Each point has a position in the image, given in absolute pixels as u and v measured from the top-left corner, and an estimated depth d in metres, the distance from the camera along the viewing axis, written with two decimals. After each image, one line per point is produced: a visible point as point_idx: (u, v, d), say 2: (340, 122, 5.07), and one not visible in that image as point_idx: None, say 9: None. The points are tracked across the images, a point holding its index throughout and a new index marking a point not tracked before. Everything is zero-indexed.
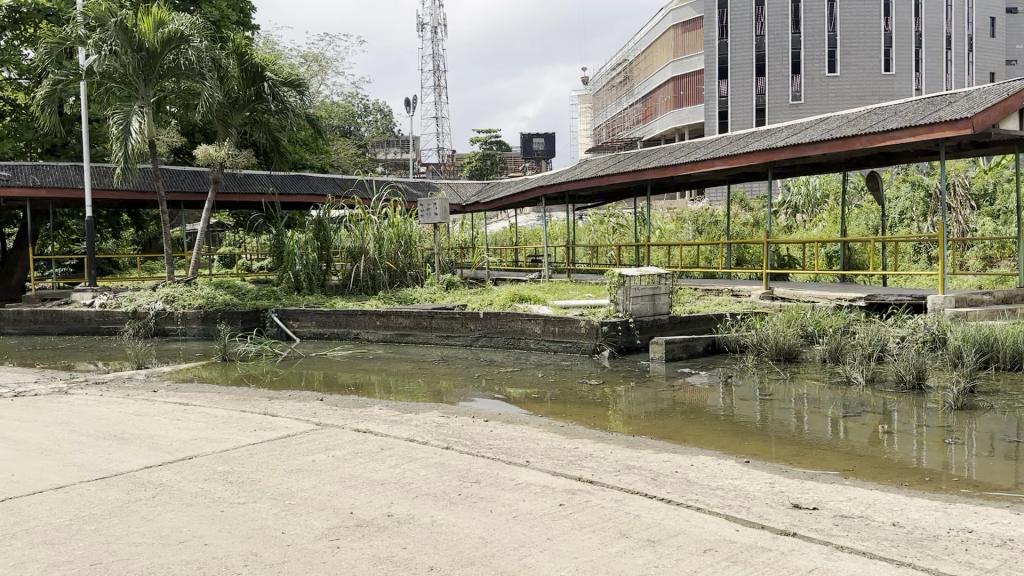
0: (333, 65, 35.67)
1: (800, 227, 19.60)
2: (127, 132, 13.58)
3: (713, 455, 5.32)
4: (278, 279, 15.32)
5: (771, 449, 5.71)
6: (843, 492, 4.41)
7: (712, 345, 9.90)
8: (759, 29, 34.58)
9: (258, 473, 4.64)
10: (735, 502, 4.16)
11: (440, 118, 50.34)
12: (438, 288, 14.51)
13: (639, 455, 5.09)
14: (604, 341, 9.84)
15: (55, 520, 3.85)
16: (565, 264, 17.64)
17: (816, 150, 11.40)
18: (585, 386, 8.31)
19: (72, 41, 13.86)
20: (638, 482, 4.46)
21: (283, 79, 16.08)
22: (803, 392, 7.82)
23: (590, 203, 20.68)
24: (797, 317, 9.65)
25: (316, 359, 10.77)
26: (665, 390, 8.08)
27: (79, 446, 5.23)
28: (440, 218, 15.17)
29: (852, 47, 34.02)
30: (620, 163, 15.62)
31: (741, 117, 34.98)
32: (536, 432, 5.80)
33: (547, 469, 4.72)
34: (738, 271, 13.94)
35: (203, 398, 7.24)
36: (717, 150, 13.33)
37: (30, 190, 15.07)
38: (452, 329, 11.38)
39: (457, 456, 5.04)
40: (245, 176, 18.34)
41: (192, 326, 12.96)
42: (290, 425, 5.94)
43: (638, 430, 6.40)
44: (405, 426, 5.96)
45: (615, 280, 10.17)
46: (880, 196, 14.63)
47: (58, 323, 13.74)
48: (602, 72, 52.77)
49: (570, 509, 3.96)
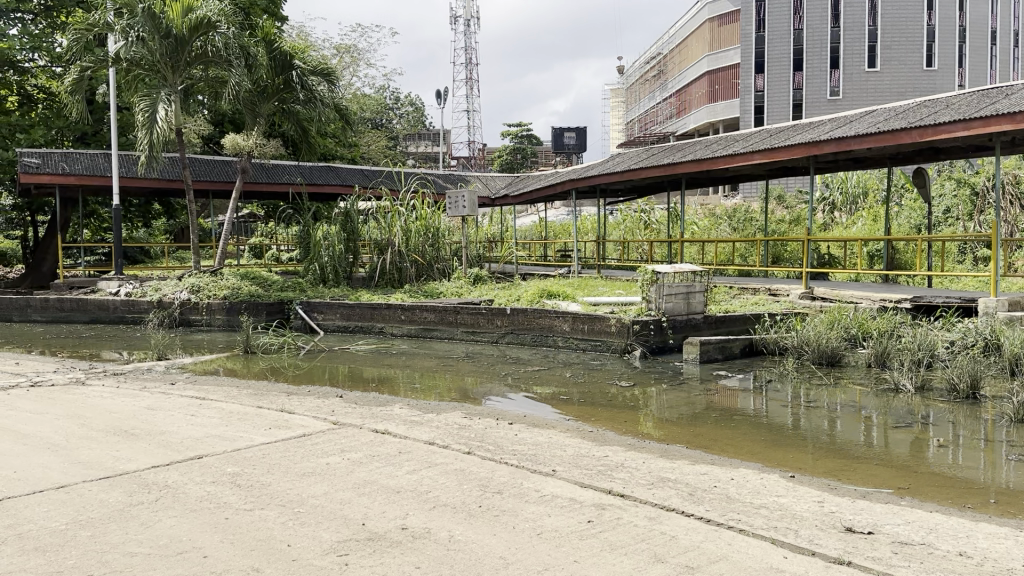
0: (364, 56, 35.61)
1: (839, 225, 18.98)
2: (152, 120, 13.44)
3: (755, 468, 4.96)
4: (304, 271, 15.25)
5: (815, 462, 5.31)
6: (900, 515, 4.05)
7: (750, 347, 9.49)
8: (797, 23, 33.74)
9: (268, 476, 4.38)
10: (781, 524, 3.82)
11: (471, 111, 50.06)
12: (464, 283, 14.26)
13: (675, 466, 4.74)
14: (635, 341, 9.43)
15: (50, 524, 3.62)
16: (596, 260, 17.22)
17: (861, 144, 10.90)
18: (614, 388, 7.95)
19: (99, 28, 13.74)
20: (674, 497, 4.12)
21: (313, 68, 15.86)
22: (848, 398, 7.42)
23: (621, 199, 20.28)
24: (840, 318, 9.25)
25: (338, 354, 10.47)
26: (699, 393, 7.70)
27: (87, 442, 5.01)
28: (468, 211, 14.88)
29: (894, 41, 32.99)
30: (654, 157, 15.18)
31: (778, 113, 34.23)
32: (564, 438, 5.46)
33: (575, 479, 4.40)
34: (776, 269, 13.51)
35: (221, 393, 7.02)
36: (755, 143, 12.85)
37: (60, 177, 15.11)
38: (479, 324, 11.08)
39: (479, 461, 4.74)
40: (274, 167, 18.18)
41: (216, 317, 12.84)
42: (307, 423, 5.68)
43: (671, 436, 6.05)
44: (426, 427, 5.67)
45: (648, 277, 9.81)
46: (927, 193, 14.00)
47: (84, 311, 13.75)
48: (636, 66, 52.16)
49: (600, 528, 3.64)
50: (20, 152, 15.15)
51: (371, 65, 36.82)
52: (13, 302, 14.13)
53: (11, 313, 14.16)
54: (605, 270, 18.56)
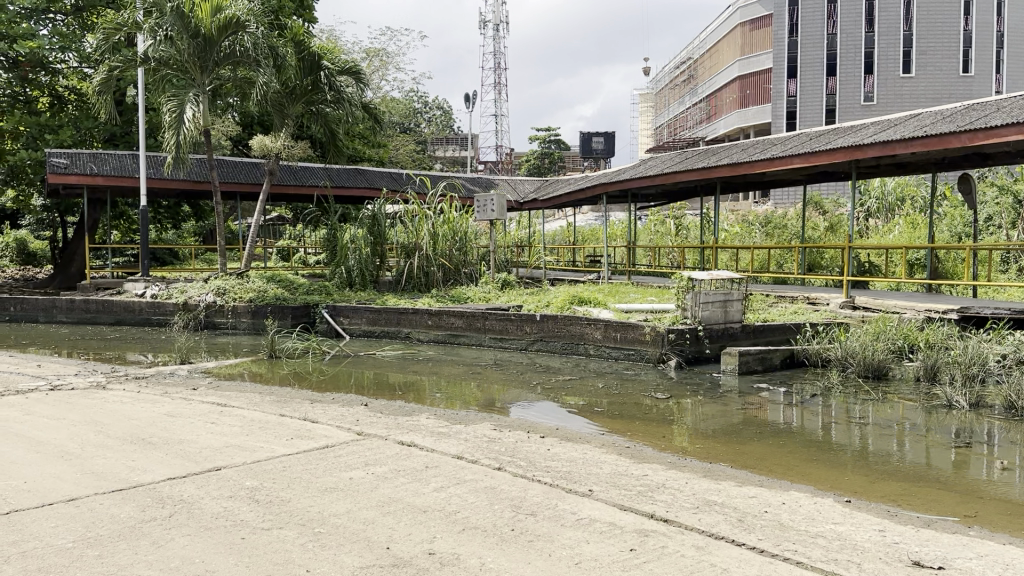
0: (393, 60, 35.61)
1: (876, 232, 18.44)
2: (180, 121, 13.37)
3: (806, 492, 4.61)
4: (331, 274, 15.12)
5: (871, 485, 4.93)
6: (972, 548, 3.69)
7: (791, 358, 9.11)
8: (831, 28, 33.10)
9: (288, 491, 4.14)
10: (842, 556, 3.49)
11: (499, 115, 49.91)
12: (492, 288, 13.97)
13: (721, 488, 4.43)
14: (670, 351, 9.10)
15: (57, 541, 3.40)
16: (626, 266, 16.83)
17: (907, 149, 10.44)
18: (647, 399, 7.61)
19: (128, 27, 13.73)
20: (722, 524, 3.81)
21: (341, 68, 15.74)
22: (896, 415, 7.00)
23: (651, 204, 19.90)
24: (886, 330, 8.86)
25: (364, 359, 10.31)
26: (736, 407, 7.34)
27: (102, 450, 4.82)
28: (496, 214, 14.61)
29: (930, 47, 32.18)
30: (688, 161, 14.79)
31: (811, 119, 33.66)
32: (599, 454, 5.17)
33: (614, 501, 4.10)
34: (813, 277, 13.04)
35: (243, 399, 6.81)
36: (795, 147, 12.39)
37: (88, 178, 15.11)
38: (507, 331, 10.83)
39: (510, 479, 4.46)
40: (302, 169, 18.15)
41: (242, 320, 12.72)
42: (330, 434, 5.44)
43: (709, 452, 5.72)
44: (453, 440, 5.41)
45: (683, 284, 9.50)
46: (973, 200, 13.45)
47: (109, 313, 13.71)
48: (666, 70, 51.77)
49: (644, 557, 3.34)
50: (48, 153, 15.17)
51: (400, 69, 36.83)
52: (39, 303, 14.12)
53: (37, 314, 14.14)
54: (635, 276, 18.22)
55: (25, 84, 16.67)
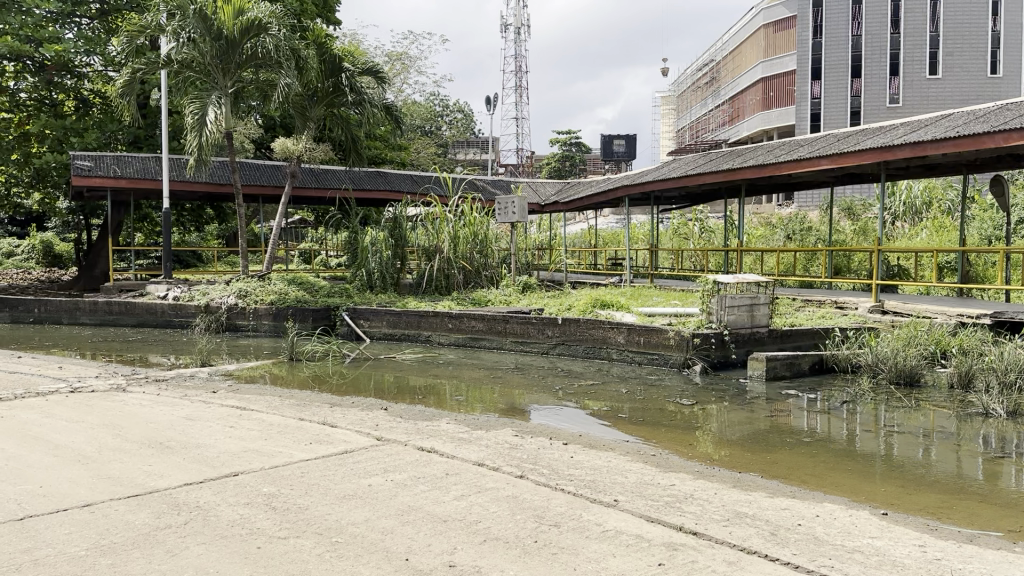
0: (414, 63, 35.67)
1: (903, 234, 18.10)
2: (202, 123, 13.41)
3: (841, 503, 4.44)
4: (352, 277, 15.07)
5: (908, 497, 4.74)
6: (1017, 565, 3.50)
7: (820, 364, 8.90)
8: (855, 29, 32.67)
9: (306, 499, 4.05)
10: (881, 574, 3.32)
11: (520, 118, 49.76)
12: (513, 291, 13.83)
13: (751, 500, 4.28)
14: (695, 355, 8.93)
15: (70, 549, 3.33)
16: (649, 269, 16.61)
17: (939, 150, 10.17)
18: (672, 405, 7.45)
19: (151, 30, 13.79)
20: (754, 538, 3.67)
21: (361, 69, 15.71)
22: (931, 423, 6.78)
23: (674, 206, 19.69)
24: (918, 335, 8.64)
25: (384, 362, 10.20)
26: (763, 413, 7.17)
27: (119, 454, 4.77)
28: (517, 217, 14.45)
29: (957, 48, 31.63)
30: (712, 163, 14.58)
31: (836, 121, 33.23)
32: (625, 462, 5.03)
33: (641, 513, 3.96)
34: (841, 280, 12.77)
35: (263, 403, 6.74)
36: (823, 148, 12.15)
37: (111, 180, 15.19)
38: (529, 335, 10.69)
39: (532, 487, 4.34)
40: (324, 172, 18.23)
41: (263, 322, 12.72)
42: (349, 438, 5.35)
43: (737, 460, 5.56)
44: (475, 446, 5.30)
45: (709, 288, 9.33)
46: (1005, 203, 13.11)
47: (132, 315, 13.78)
48: (688, 73, 51.45)
49: (673, 572, 3.20)
50: (73, 155, 15.33)
51: (421, 72, 36.90)
52: (63, 305, 14.22)
53: (60, 315, 14.24)
54: (658, 279, 18.02)
55: (51, 88, 16.93)
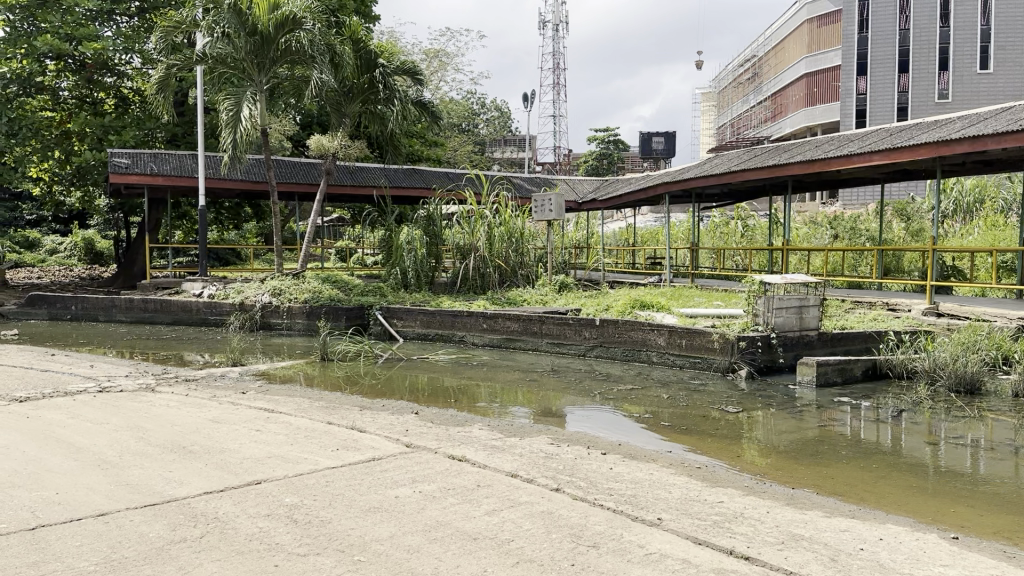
0: (451, 60, 35.53)
1: (955, 234, 17.35)
2: (237, 119, 13.40)
3: (905, 525, 4.08)
4: (387, 275, 14.91)
5: (981, 519, 4.33)
6: None
7: (873, 369, 8.45)
8: (903, 23, 31.64)
9: (329, 511, 3.82)
10: None
11: (558, 116, 49.33)
12: (550, 290, 13.53)
13: (808, 521, 3.94)
14: (741, 360, 8.56)
15: (79, 564, 3.14)
16: (689, 266, 16.14)
17: (998, 143, 9.63)
18: (716, 412, 7.09)
19: (186, 26, 13.81)
20: (812, 564, 3.35)
21: (397, 68, 15.58)
22: (995, 433, 6.33)
23: (716, 204, 19.19)
24: (979, 339, 8.16)
25: (416, 363, 9.95)
26: (812, 421, 6.78)
27: (140, 460, 4.60)
28: (554, 214, 14.14)
29: (1010, 41, 30.21)
30: (757, 158, 14.09)
31: (883, 117, 32.20)
32: (668, 475, 4.72)
33: (687, 533, 3.65)
34: (893, 280, 12.21)
35: (292, 405, 6.57)
36: (875, 142, 11.62)
37: (148, 178, 15.27)
38: (565, 336, 10.39)
39: (569, 503, 4.05)
40: (359, 169, 18.07)
41: (297, 321, 12.65)
42: (377, 445, 5.12)
43: (787, 473, 5.19)
44: (508, 455, 5.03)
45: (755, 288, 8.98)
46: None
47: (167, 313, 13.80)
48: (730, 69, 50.54)
49: None
50: (111, 154, 15.43)
51: (458, 69, 36.78)
52: (99, 302, 14.32)
53: (97, 313, 14.34)
54: (698, 279, 17.57)
55: (91, 86, 17.16)
